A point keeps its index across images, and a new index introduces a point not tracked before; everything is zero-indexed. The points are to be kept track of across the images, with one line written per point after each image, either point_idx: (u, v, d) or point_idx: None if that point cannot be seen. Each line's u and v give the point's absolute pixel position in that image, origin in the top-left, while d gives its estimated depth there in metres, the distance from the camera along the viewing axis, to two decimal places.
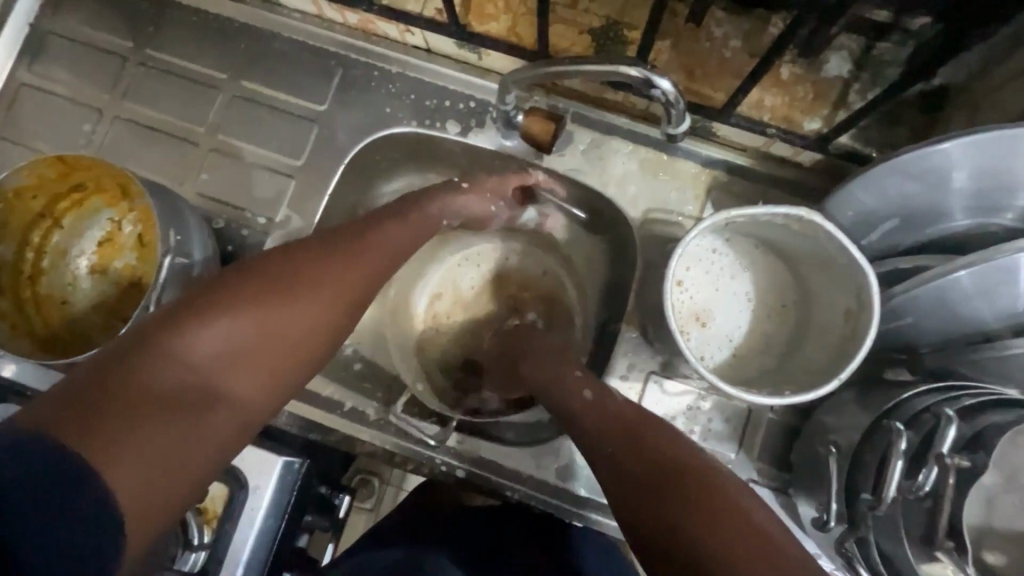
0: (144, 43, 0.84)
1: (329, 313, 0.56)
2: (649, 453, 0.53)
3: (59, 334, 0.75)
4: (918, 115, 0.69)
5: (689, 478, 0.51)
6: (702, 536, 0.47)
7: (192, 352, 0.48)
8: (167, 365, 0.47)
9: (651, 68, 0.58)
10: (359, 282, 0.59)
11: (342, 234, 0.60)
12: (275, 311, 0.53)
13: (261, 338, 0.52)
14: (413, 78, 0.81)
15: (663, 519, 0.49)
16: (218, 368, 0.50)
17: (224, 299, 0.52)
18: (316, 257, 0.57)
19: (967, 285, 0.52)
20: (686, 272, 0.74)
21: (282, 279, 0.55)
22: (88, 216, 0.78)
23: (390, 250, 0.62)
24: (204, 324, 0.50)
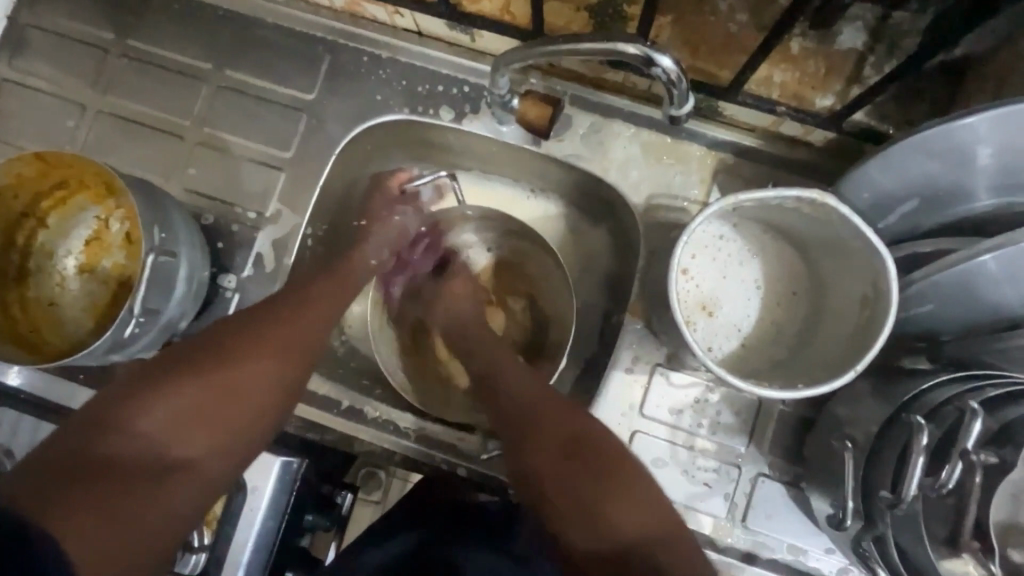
0: (124, 33, 0.81)
1: (274, 379, 0.60)
2: (559, 433, 0.59)
3: (48, 337, 0.73)
4: (937, 88, 0.65)
5: (594, 457, 0.58)
6: (598, 512, 0.55)
7: (157, 419, 0.54)
8: (134, 433, 0.53)
9: (652, 44, 0.53)
10: (299, 347, 0.63)
11: (282, 302, 0.65)
12: (221, 380, 0.58)
13: (221, 399, 0.57)
14: (403, 63, 0.78)
15: (566, 497, 0.56)
16: (170, 442, 0.54)
17: (166, 379, 0.56)
18: (271, 316, 0.63)
19: (994, 269, 0.49)
20: (692, 260, 0.71)
21: (225, 350, 0.59)
22: (74, 215, 0.75)
23: (328, 313, 0.67)
24: (152, 402, 0.54)
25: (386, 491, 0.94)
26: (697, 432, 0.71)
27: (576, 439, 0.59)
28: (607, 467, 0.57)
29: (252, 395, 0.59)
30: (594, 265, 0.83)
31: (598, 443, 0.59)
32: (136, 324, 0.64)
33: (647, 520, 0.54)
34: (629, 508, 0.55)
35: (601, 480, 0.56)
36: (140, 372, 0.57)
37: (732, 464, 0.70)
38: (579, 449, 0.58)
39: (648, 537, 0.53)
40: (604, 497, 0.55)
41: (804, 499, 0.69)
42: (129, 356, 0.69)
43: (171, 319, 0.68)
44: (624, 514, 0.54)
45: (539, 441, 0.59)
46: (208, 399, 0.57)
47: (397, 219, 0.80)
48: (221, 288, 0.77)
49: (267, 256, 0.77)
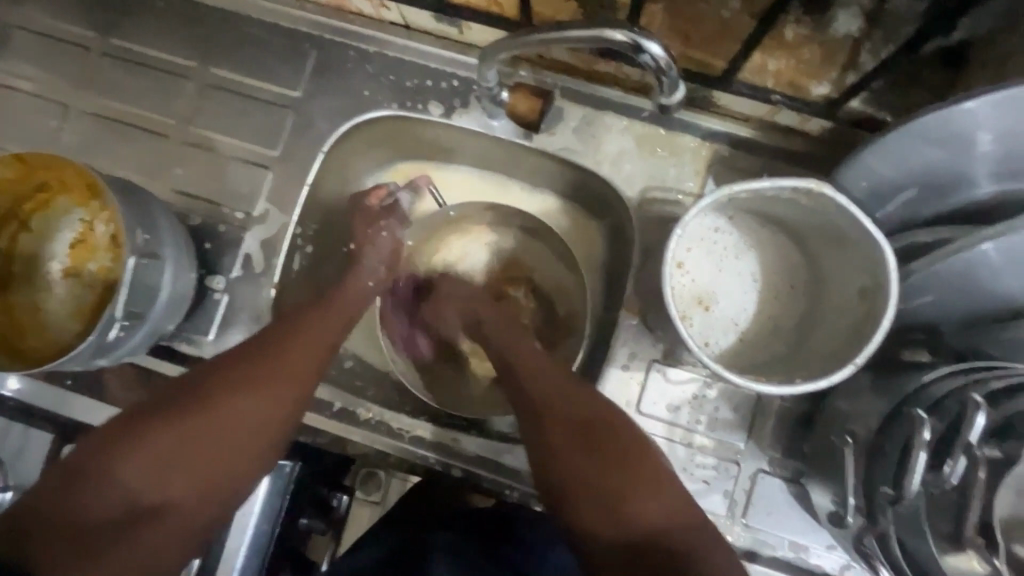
0: (107, 32, 0.80)
1: (258, 422, 0.59)
2: (576, 416, 0.59)
3: (33, 341, 0.72)
4: (936, 73, 0.63)
5: (611, 443, 0.57)
6: (616, 501, 0.54)
7: (134, 465, 0.54)
8: (111, 482, 0.53)
9: (640, 29, 0.52)
10: (284, 387, 0.61)
11: (268, 343, 0.63)
12: (199, 422, 0.57)
13: (200, 443, 0.56)
14: (391, 58, 0.76)
15: (581, 480, 0.55)
16: (152, 491, 0.54)
17: (147, 427, 0.56)
18: (253, 356, 0.62)
19: (995, 257, 0.48)
20: (687, 254, 0.70)
21: (204, 392, 0.59)
22: (58, 218, 0.74)
23: (316, 350, 0.65)
24: (133, 452, 0.54)
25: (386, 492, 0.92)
26: (695, 429, 0.70)
27: (592, 425, 0.58)
28: (624, 454, 0.56)
29: (235, 439, 0.58)
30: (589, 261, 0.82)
31: (617, 429, 0.58)
32: (120, 328, 0.63)
33: (669, 513, 0.53)
34: (652, 502, 0.54)
35: (618, 468, 0.55)
36: (124, 420, 0.56)
37: (731, 460, 0.69)
38: (597, 434, 0.58)
39: (665, 530, 0.52)
40: (625, 488, 0.54)
41: (804, 495, 0.68)
42: (114, 360, 0.68)
43: (157, 322, 0.67)
44: (643, 504, 0.53)
45: (558, 421, 0.59)
46: (190, 445, 0.56)
47: (383, 234, 0.77)
48: (209, 289, 0.75)
49: (255, 257, 0.76)
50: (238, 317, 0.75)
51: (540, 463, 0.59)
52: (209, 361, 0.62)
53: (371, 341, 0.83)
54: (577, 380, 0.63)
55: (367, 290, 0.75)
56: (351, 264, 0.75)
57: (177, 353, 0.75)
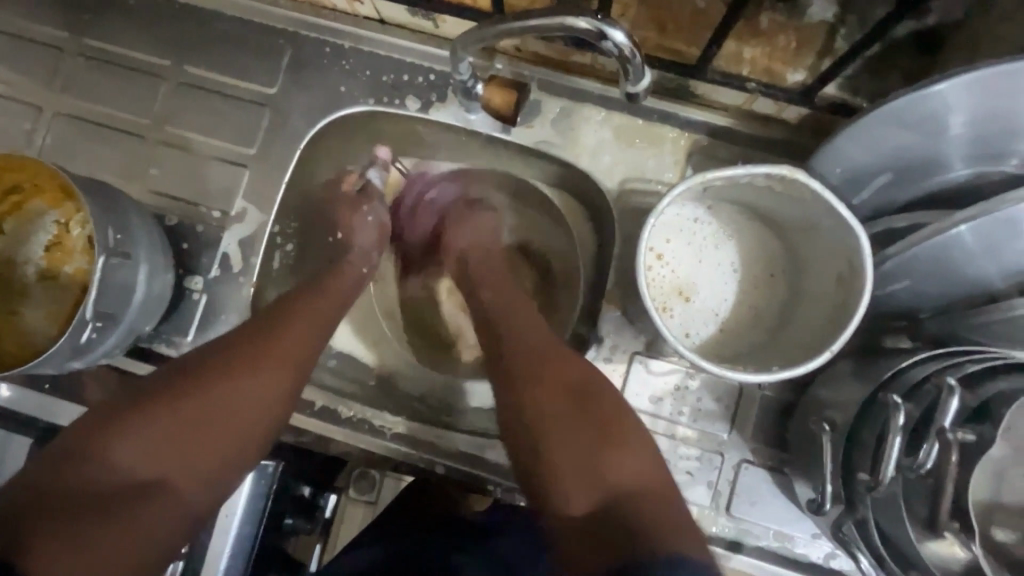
0: (79, 32, 0.79)
1: (254, 401, 0.59)
2: (556, 381, 0.58)
3: (9, 345, 0.71)
4: (912, 59, 0.63)
5: (586, 407, 0.56)
6: (590, 462, 0.53)
7: (130, 438, 0.53)
8: (106, 457, 0.52)
9: (602, 16, 0.52)
10: (280, 358, 0.61)
11: (261, 328, 0.63)
12: (196, 395, 0.56)
13: (196, 416, 0.56)
14: (366, 53, 0.76)
15: (556, 440, 0.55)
16: (148, 468, 0.53)
17: (140, 406, 0.55)
18: (252, 332, 0.62)
19: (969, 240, 0.47)
20: (667, 244, 0.69)
21: (201, 367, 0.59)
22: (32, 220, 0.73)
23: (310, 332, 0.64)
24: (127, 429, 0.53)
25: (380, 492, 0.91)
26: (678, 420, 0.70)
27: (570, 388, 0.58)
28: (601, 417, 0.55)
29: (232, 420, 0.57)
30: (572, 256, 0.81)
31: (594, 394, 0.57)
32: (94, 329, 0.62)
33: (639, 477, 0.53)
34: (621, 462, 0.53)
35: (594, 429, 0.55)
36: (120, 400, 0.56)
37: (714, 451, 0.69)
38: (574, 399, 0.57)
39: (633, 491, 0.52)
40: (593, 450, 0.54)
41: (788, 484, 0.68)
42: (91, 363, 0.67)
43: (133, 323, 0.67)
44: (611, 463, 0.53)
45: (532, 384, 0.58)
46: (185, 426, 0.55)
47: (368, 219, 0.78)
48: (187, 289, 0.75)
49: (233, 256, 0.75)
50: (217, 316, 0.74)
51: (517, 426, 0.58)
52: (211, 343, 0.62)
53: (354, 339, 0.83)
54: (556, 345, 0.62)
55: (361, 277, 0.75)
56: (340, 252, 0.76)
57: (156, 354, 0.74)
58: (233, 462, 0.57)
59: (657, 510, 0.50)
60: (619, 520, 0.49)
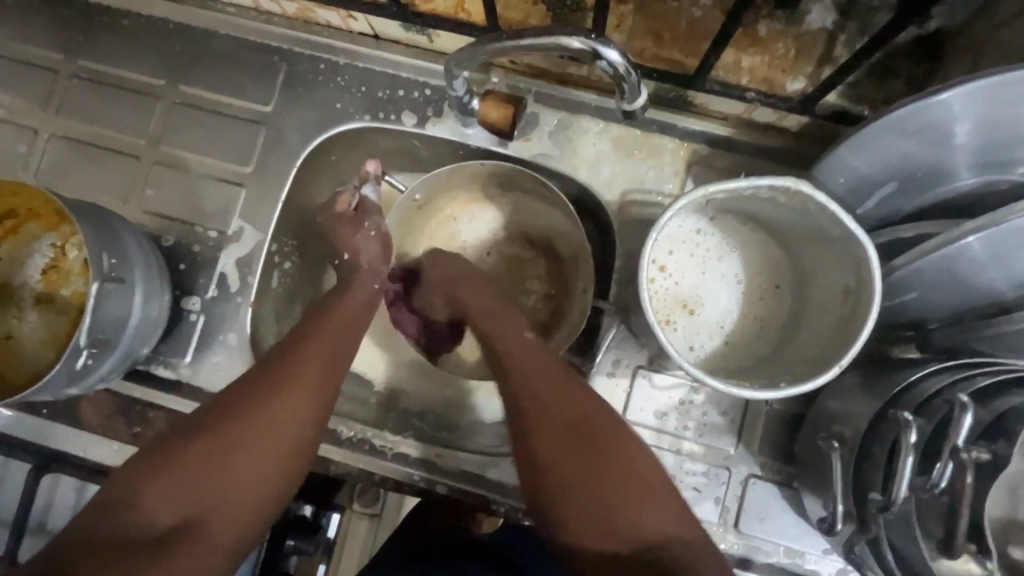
0: (74, 54, 0.79)
1: (283, 433, 0.56)
2: (583, 436, 0.54)
3: (5, 370, 0.71)
4: (913, 64, 0.62)
5: (612, 452, 0.54)
6: (621, 519, 0.51)
7: (159, 488, 0.52)
8: (138, 508, 0.51)
9: (597, 34, 0.51)
10: (302, 394, 0.58)
11: (278, 360, 0.60)
12: (220, 440, 0.54)
13: (223, 461, 0.54)
14: (362, 69, 0.75)
15: (584, 498, 0.52)
16: (186, 514, 0.52)
17: (172, 451, 0.54)
18: (271, 367, 0.59)
19: (978, 252, 0.46)
20: (669, 257, 0.68)
21: (225, 412, 0.56)
22: (28, 243, 0.73)
23: (326, 356, 0.61)
24: (159, 478, 0.52)
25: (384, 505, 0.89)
26: (684, 435, 0.68)
27: (583, 435, 0.54)
28: (630, 469, 0.53)
29: (261, 457, 0.55)
30: (573, 262, 0.78)
31: (620, 439, 0.55)
32: (89, 355, 0.61)
33: (669, 524, 0.51)
34: (652, 512, 0.51)
35: (621, 481, 0.52)
36: (152, 447, 0.55)
37: (721, 466, 0.68)
38: (602, 450, 0.54)
39: (663, 541, 0.50)
40: (622, 503, 0.51)
41: (797, 499, 0.67)
42: (88, 388, 0.67)
43: (130, 347, 0.66)
44: (641, 515, 0.51)
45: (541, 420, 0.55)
46: (217, 470, 0.54)
47: (371, 235, 0.71)
48: (184, 310, 0.74)
49: (230, 276, 0.75)
50: (215, 337, 0.74)
51: (543, 485, 0.54)
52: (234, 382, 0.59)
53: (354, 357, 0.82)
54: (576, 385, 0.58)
55: (374, 295, 0.69)
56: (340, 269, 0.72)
57: (155, 377, 0.74)
58: (272, 499, 0.56)
59: (688, 559, 0.49)
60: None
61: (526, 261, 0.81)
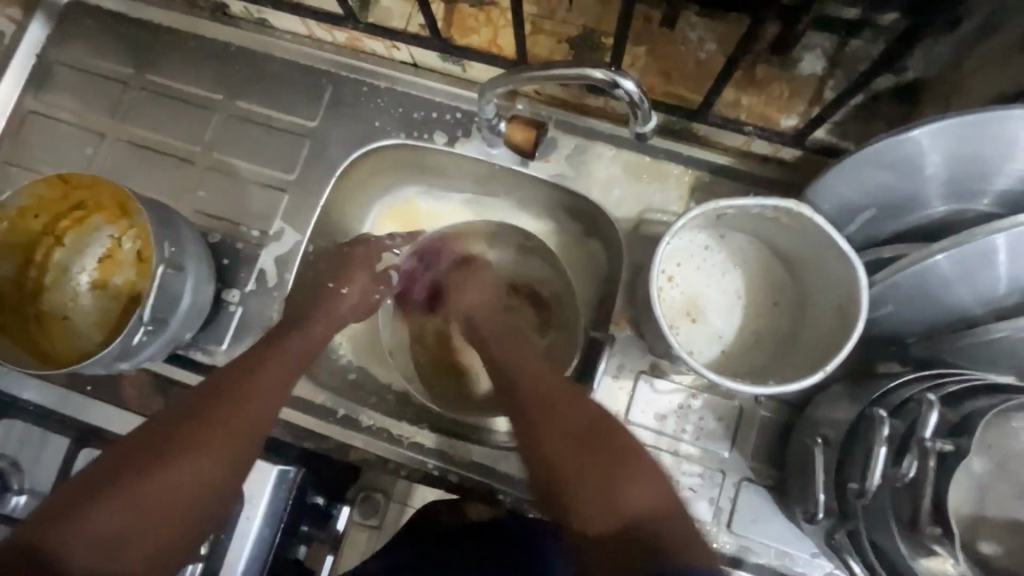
0: (143, 69, 0.88)
1: (217, 451, 0.59)
2: (575, 437, 0.59)
3: (58, 348, 0.77)
4: (894, 109, 0.69)
5: (601, 441, 0.58)
6: (594, 498, 0.54)
7: (92, 519, 0.52)
8: (69, 540, 0.51)
9: (616, 68, 0.59)
10: (241, 415, 0.62)
11: (222, 386, 0.63)
12: (159, 463, 0.56)
13: (157, 483, 0.55)
14: (399, 92, 0.84)
15: (581, 486, 0.55)
16: (114, 538, 0.52)
17: (107, 483, 0.54)
18: (217, 389, 0.63)
19: (945, 268, 0.52)
20: (677, 269, 0.75)
21: (165, 436, 0.58)
22: (89, 234, 0.80)
23: (276, 380, 0.67)
24: (89, 506, 0.53)
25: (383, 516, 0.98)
26: (682, 437, 0.73)
27: (577, 425, 0.60)
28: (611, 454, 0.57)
29: (190, 475, 0.57)
30: (561, 304, 0.87)
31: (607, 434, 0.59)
32: (144, 333, 0.68)
33: (652, 507, 0.53)
34: (630, 494, 0.54)
35: (608, 466, 0.56)
36: (84, 477, 0.55)
37: (716, 469, 0.72)
38: (592, 441, 0.58)
39: (656, 519, 0.52)
40: (605, 487, 0.54)
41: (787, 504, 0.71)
42: (134, 366, 0.73)
43: (176, 330, 0.72)
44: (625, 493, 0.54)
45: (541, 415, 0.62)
46: (148, 490, 0.55)
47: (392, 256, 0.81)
48: (224, 302, 0.81)
49: (269, 272, 0.81)
50: (251, 328, 0.80)
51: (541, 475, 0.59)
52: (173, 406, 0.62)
53: None
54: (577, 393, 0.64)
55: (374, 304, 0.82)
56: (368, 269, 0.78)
57: (193, 362, 0.80)
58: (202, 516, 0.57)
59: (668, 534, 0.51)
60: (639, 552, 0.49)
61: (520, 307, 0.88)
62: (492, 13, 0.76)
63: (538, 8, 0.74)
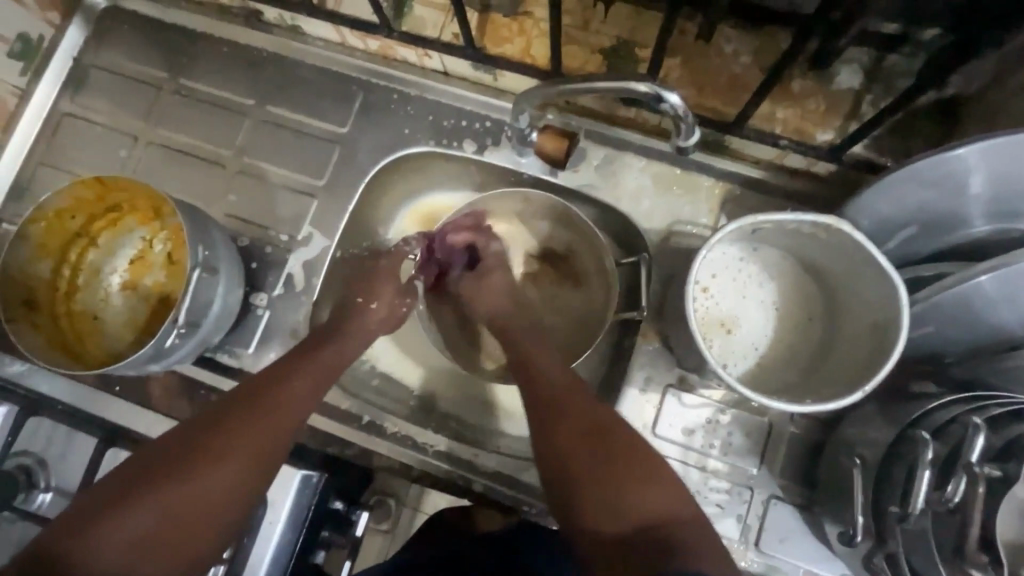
0: (177, 73, 0.89)
1: (252, 448, 0.58)
2: (597, 441, 0.56)
3: (89, 348, 0.78)
4: (931, 124, 0.68)
5: (616, 441, 0.56)
6: (614, 506, 0.52)
7: (130, 515, 0.52)
8: (105, 536, 0.51)
9: (660, 82, 0.59)
10: (279, 415, 0.61)
11: (251, 398, 0.62)
12: (201, 461, 0.56)
13: (195, 480, 0.55)
14: (430, 100, 0.84)
15: (585, 488, 0.53)
16: (138, 552, 0.52)
17: (146, 479, 0.54)
18: (255, 388, 0.63)
19: (989, 289, 0.51)
20: (709, 281, 0.74)
21: (204, 435, 0.58)
22: (122, 236, 0.81)
23: (304, 391, 0.65)
24: (127, 502, 0.53)
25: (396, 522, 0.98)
26: (709, 453, 0.72)
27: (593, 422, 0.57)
28: (617, 452, 0.55)
29: (216, 492, 0.56)
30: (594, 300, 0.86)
31: (614, 432, 0.57)
32: (177, 335, 0.69)
33: (653, 507, 0.52)
34: (633, 495, 0.52)
35: (615, 466, 0.54)
36: (106, 488, 0.54)
37: (743, 485, 0.71)
38: (599, 439, 0.56)
39: (660, 519, 0.51)
40: (608, 487, 0.53)
41: (816, 524, 0.70)
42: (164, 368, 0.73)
43: (207, 333, 0.73)
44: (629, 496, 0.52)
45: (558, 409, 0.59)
46: (172, 504, 0.54)
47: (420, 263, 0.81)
48: (252, 305, 0.81)
49: (297, 276, 0.82)
50: (278, 331, 0.80)
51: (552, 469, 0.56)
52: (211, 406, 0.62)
53: (399, 361, 0.88)
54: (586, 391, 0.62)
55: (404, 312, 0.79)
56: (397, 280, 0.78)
57: (220, 364, 0.80)
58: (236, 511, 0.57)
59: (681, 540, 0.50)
60: (637, 553, 0.49)
61: (548, 280, 0.88)
62: (525, 23, 0.77)
63: (571, 19, 0.74)
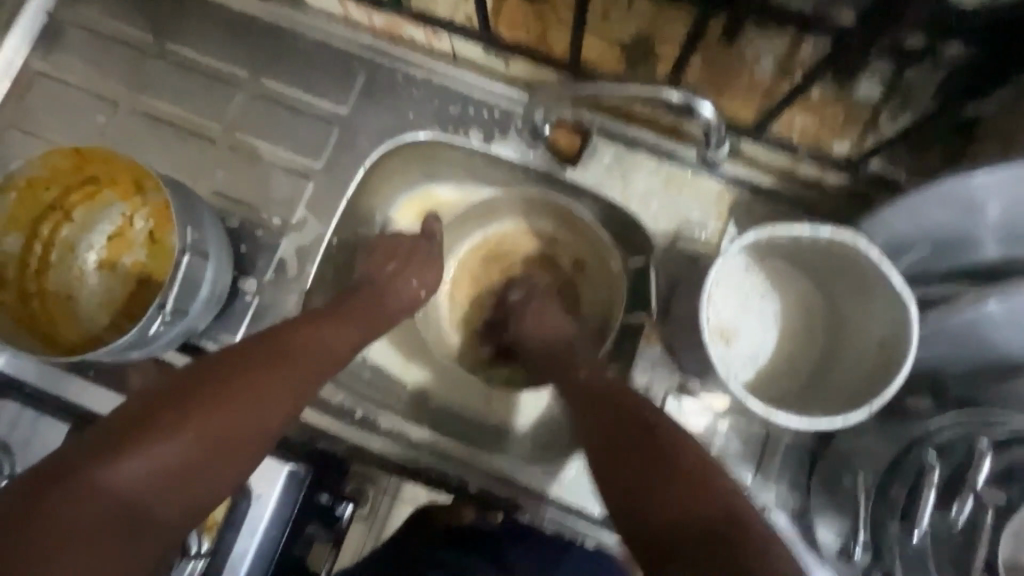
0: (163, 37, 0.83)
1: (296, 384, 0.58)
2: (642, 439, 0.55)
3: (61, 330, 0.73)
4: (945, 142, 0.69)
5: (659, 440, 0.55)
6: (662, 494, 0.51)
7: (175, 432, 0.49)
8: (145, 445, 0.48)
9: (692, 91, 0.61)
10: (320, 354, 0.62)
11: (258, 352, 0.58)
12: (246, 388, 0.55)
13: (240, 406, 0.53)
14: (436, 84, 0.80)
15: (637, 489, 0.53)
16: (179, 468, 0.49)
17: (190, 398, 0.52)
18: (294, 326, 0.62)
19: (996, 316, 0.51)
20: (717, 287, 0.73)
21: (247, 365, 0.56)
22: (99, 210, 0.76)
23: (316, 350, 0.62)
24: (167, 419, 0.50)
25: (377, 510, 0.96)
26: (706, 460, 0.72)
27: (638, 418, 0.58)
28: (669, 462, 0.53)
29: (256, 425, 0.54)
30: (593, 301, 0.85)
31: (664, 438, 0.55)
32: (161, 322, 0.65)
33: (707, 511, 0.49)
34: (679, 501, 0.50)
35: (651, 467, 0.53)
36: (84, 440, 0.48)
37: (737, 492, 0.71)
38: (644, 437, 0.55)
39: (720, 517, 0.48)
40: (653, 493, 0.51)
41: (808, 533, 0.71)
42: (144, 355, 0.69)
43: (193, 320, 0.69)
44: (671, 499, 0.50)
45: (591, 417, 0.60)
46: (184, 445, 0.49)
47: (422, 254, 0.78)
48: (240, 291, 0.77)
49: (289, 262, 0.78)
50: (267, 320, 0.77)
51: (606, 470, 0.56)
52: (251, 338, 0.60)
53: (392, 353, 0.85)
54: (645, 403, 0.59)
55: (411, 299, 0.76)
56: (398, 275, 0.75)
57: (203, 351, 0.76)
58: (272, 441, 0.56)
59: (736, 542, 0.46)
60: (717, 555, 0.46)
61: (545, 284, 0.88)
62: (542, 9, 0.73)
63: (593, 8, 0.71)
